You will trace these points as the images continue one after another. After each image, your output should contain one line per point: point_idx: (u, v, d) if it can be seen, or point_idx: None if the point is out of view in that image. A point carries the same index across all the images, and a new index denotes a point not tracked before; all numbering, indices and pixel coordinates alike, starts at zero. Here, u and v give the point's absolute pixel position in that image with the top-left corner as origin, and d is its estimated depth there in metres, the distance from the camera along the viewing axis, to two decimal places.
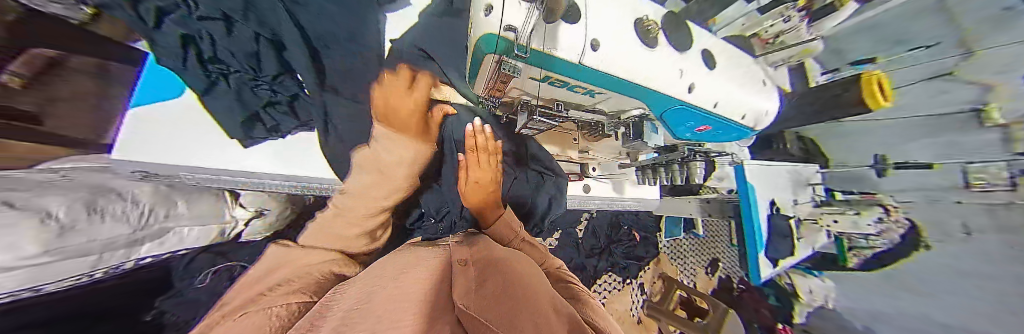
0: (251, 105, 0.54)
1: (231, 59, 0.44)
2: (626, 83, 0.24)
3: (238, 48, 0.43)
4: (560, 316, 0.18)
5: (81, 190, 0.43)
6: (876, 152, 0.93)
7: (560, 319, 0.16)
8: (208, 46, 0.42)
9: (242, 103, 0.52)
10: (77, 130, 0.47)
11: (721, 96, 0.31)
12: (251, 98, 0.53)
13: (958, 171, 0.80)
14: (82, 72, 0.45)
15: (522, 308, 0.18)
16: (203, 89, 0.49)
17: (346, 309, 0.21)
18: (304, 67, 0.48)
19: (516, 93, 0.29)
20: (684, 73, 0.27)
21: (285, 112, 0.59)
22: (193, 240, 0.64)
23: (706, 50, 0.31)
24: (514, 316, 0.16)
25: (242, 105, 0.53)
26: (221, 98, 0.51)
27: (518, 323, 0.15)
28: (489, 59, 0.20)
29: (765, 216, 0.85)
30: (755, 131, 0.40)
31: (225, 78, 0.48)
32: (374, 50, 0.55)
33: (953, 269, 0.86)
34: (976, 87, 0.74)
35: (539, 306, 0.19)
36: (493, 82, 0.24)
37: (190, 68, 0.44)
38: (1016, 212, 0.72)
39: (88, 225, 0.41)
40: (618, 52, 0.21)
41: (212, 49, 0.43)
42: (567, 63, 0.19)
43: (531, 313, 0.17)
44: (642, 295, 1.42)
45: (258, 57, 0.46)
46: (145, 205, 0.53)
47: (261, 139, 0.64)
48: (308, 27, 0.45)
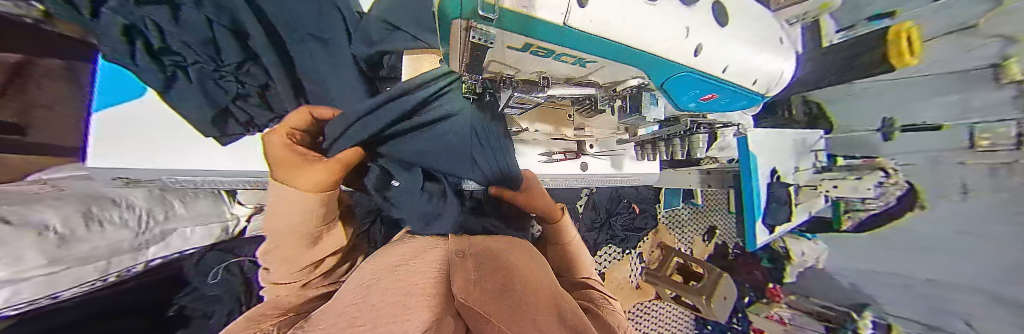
0: (218, 99, 0.52)
1: (185, 50, 0.43)
2: (621, 47, 0.20)
3: (189, 36, 0.41)
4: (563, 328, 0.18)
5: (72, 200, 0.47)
6: (885, 115, 0.91)
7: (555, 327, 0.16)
8: (156, 36, 0.40)
9: (209, 97, 0.51)
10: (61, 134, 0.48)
11: (732, 58, 0.28)
12: (217, 91, 0.51)
13: (965, 131, 0.78)
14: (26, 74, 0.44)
15: (524, 318, 0.18)
16: (163, 84, 0.48)
17: (348, 301, 0.21)
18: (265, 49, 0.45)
19: (496, 67, 0.25)
20: (691, 32, 0.24)
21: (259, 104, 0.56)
22: (200, 239, 0.68)
23: (718, 3, 0.27)
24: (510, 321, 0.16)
25: (210, 99, 0.51)
26: (188, 94, 0.50)
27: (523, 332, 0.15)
28: (458, 26, 0.16)
29: (766, 184, 0.85)
30: (767, 97, 0.37)
31: (182, 69, 0.47)
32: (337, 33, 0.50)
33: (942, 229, 0.88)
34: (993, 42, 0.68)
35: (538, 319, 0.18)
36: (465, 54, 0.20)
37: (144, 63, 0.43)
38: (1009, 171, 0.71)
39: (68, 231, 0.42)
40: (616, 10, 0.17)
41: (162, 38, 0.41)
42: (551, 24, 0.16)
43: (533, 325, 0.17)
44: (641, 263, 1.50)
45: (214, 44, 0.44)
46: (143, 209, 0.58)
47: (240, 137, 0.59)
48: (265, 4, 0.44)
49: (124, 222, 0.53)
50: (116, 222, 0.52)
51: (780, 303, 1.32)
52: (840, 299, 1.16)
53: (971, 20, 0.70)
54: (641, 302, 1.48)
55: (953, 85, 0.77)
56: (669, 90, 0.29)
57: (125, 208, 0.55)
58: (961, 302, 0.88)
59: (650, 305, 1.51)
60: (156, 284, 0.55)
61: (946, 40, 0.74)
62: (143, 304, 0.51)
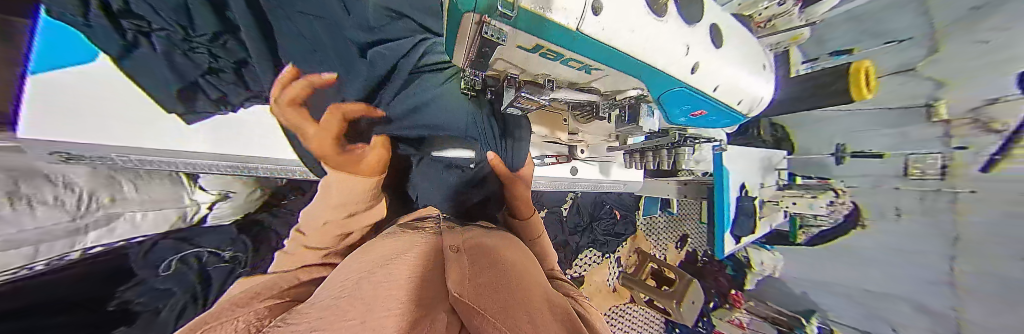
0: (189, 75, 0.47)
1: (152, 14, 0.36)
2: (628, 57, 0.21)
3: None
4: (556, 320, 0.19)
5: None
6: (839, 141, 1.04)
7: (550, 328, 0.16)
8: None
9: (177, 72, 0.46)
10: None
11: (722, 78, 0.30)
12: (186, 64, 0.45)
13: (901, 163, 0.90)
14: None
15: (519, 310, 0.18)
16: (122, 53, 0.42)
17: (336, 293, 0.20)
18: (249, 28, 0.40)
19: (501, 65, 0.25)
20: (689, 49, 0.25)
21: (234, 82, 0.51)
22: (155, 227, 0.61)
23: (714, 25, 0.29)
24: (506, 316, 0.16)
25: (177, 75, 0.46)
26: (149, 62, 0.44)
27: (518, 324, 0.15)
28: (470, 20, 0.15)
29: (735, 198, 0.92)
30: (749, 117, 0.40)
31: (145, 35, 0.40)
32: None
33: (878, 245, 0.99)
34: (931, 83, 0.82)
35: (536, 314, 0.19)
36: (474, 49, 0.20)
37: (96, 25, 0.36)
38: (942, 198, 0.83)
39: None
40: (624, 22, 0.18)
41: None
42: (564, 28, 0.16)
43: (528, 317, 0.18)
44: (618, 268, 1.55)
45: (188, 13, 0.37)
46: (84, 189, 0.52)
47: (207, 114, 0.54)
48: None
49: (62, 200, 0.49)
50: (55, 201, 0.48)
51: (740, 309, 1.35)
52: (793, 306, 1.27)
53: (912, 63, 0.84)
54: (616, 305, 1.53)
55: (899, 119, 0.90)
56: (665, 103, 0.30)
57: (64, 189, 0.49)
58: (892, 309, 1.01)
59: (624, 308, 1.56)
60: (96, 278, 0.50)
61: (892, 78, 0.89)
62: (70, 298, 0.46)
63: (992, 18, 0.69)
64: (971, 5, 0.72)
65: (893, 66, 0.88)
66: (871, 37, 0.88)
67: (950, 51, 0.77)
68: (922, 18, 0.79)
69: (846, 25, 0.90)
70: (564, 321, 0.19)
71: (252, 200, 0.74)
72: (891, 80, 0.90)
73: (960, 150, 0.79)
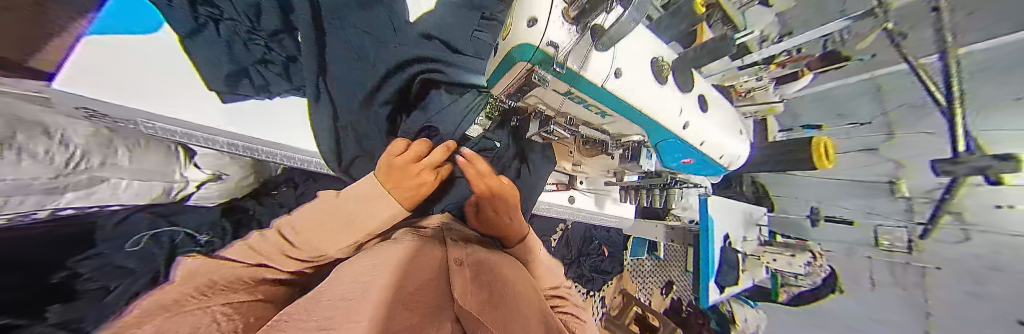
0: (241, 60, 0.55)
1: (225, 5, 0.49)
2: (636, 111, 0.26)
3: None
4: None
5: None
6: (813, 204, 1.14)
7: None
8: None
9: (231, 56, 0.54)
10: None
11: (707, 137, 0.36)
12: (242, 53, 0.55)
13: (872, 230, 0.99)
14: None
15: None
16: (186, 33, 0.50)
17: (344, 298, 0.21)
18: (307, 24, 0.47)
19: (533, 100, 0.29)
20: (683, 110, 0.31)
21: (277, 72, 0.60)
22: (131, 196, 0.52)
23: (702, 95, 0.36)
24: None
25: (231, 58, 0.54)
26: (207, 46, 0.52)
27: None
28: (522, 67, 0.20)
29: (720, 248, 0.96)
30: (729, 170, 0.45)
31: (214, 23, 0.50)
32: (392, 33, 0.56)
33: (857, 314, 1.02)
34: (890, 163, 0.94)
35: None
36: (515, 86, 0.24)
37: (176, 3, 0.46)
38: (908, 273, 0.90)
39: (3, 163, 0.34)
40: (634, 86, 0.23)
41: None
42: (593, 85, 0.21)
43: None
44: (602, 309, 1.50)
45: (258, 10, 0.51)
46: (77, 148, 0.43)
47: (242, 96, 0.58)
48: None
49: (53, 156, 0.40)
50: (49, 156, 0.39)
51: None
52: None
53: (874, 144, 0.96)
54: None
55: (863, 192, 1.01)
56: (662, 151, 0.35)
57: (57, 144, 0.41)
58: None
59: None
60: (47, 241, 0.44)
61: (856, 156, 1.01)
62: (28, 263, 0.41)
63: (917, 111, 0.85)
64: (903, 102, 0.86)
65: (855, 145, 1.01)
66: (839, 117, 1.01)
67: (904, 142, 0.89)
68: (881, 109, 0.91)
69: (817, 104, 1.02)
70: None
71: (241, 187, 0.69)
72: (859, 157, 1.01)
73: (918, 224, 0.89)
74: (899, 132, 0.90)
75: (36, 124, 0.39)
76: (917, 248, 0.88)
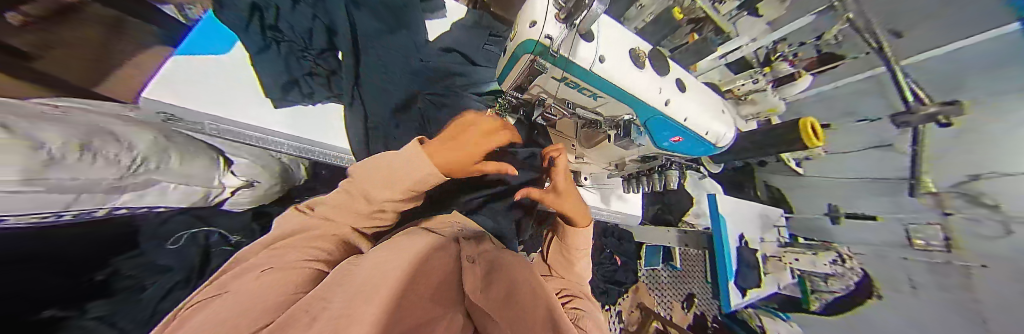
0: (295, 72, 0.62)
1: (288, 30, 0.59)
2: (620, 90, 0.31)
3: (296, 22, 0.59)
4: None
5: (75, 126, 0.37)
6: (833, 202, 1.19)
7: None
8: (272, 15, 0.57)
9: (287, 69, 0.61)
10: None
11: (690, 113, 0.39)
12: (296, 67, 0.62)
13: (899, 226, 1.03)
14: None
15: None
16: (255, 51, 0.58)
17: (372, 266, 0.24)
18: (346, 41, 0.57)
19: (535, 91, 0.34)
20: (663, 90, 0.35)
21: (323, 84, 0.67)
22: (176, 200, 0.55)
23: (681, 79, 0.40)
24: None
25: (287, 70, 0.61)
26: (269, 61, 0.59)
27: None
28: (526, 59, 0.26)
29: (735, 248, 0.94)
30: (719, 147, 0.47)
31: (277, 44, 0.59)
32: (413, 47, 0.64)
33: (898, 318, 1.05)
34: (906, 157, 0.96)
35: None
36: (521, 77, 0.30)
37: (251, 29, 0.55)
38: (954, 270, 0.91)
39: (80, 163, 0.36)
40: (616, 70, 0.29)
41: (277, 19, 0.57)
42: (581, 67, 0.27)
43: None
44: (619, 323, 1.43)
45: (311, 32, 0.62)
46: (139, 154, 0.45)
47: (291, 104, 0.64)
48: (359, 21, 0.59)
49: (120, 159, 0.42)
50: (115, 158, 0.41)
51: None
52: None
53: (888, 141, 0.97)
54: None
55: (885, 190, 1.04)
56: (652, 130, 0.38)
57: (123, 149, 0.42)
58: None
59: None
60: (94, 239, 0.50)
61: (868, 153, 1.04)
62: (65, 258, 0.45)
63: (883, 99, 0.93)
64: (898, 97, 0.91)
65: (867, 143, 1.03)
66: (848, 115, 1.04)
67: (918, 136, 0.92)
68: (886, 105, 0.92)
69: (821, 104, 1.07)
70: None
71: (267, 194, 0.72)
72: (877, 153, 1.01)
73: (950, 214, 0.91)
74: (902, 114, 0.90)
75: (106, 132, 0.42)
76: (953, 246, 0.90)
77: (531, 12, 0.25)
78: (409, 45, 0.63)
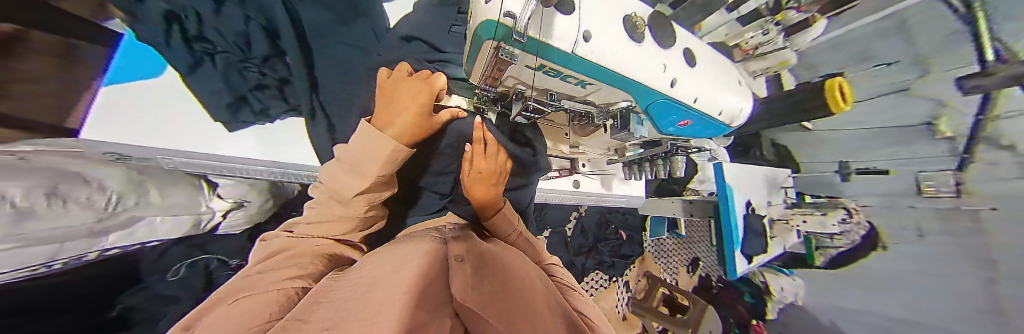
0: (240, 88, 0.54)
1: (217, 38, 0.46)
2: (614, 74, 0.25)
3: (226, 27, 0.45)
4: (558, 329, 0.22)
5: (41, 172, 0.33)
6: (842, 159, 1.15)
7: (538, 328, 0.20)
8: (193, 24, 0.44)
9: (229, 85, 0.53)
10: (36, 113, 0.43)
11: (700, 92, 0.34)
12: (239, 81, 0.54)
13: (912, 177, 1.01)
14: (32, 52, 0.41)
15: (521, 317, 0.21)
16: (188, 68, 0.50)
17: (348, 295, 0.22)
18: (292, 44, 0.49)
19: (511, 82, 0.29)
20: (667, 68, 0.29)
21: (276, 97, 0.59)
22: (169, 232, 0.52)
23: (688, 49, 0.34)
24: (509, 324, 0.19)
25: (229, 87, 0.53)
26: (207, 79, 0.52)
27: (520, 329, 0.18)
28: (489, 47, 0.21)
29: (742, 216, 0.92)
30: (732, 128, 0.43)
31: (209, 57, 0.50)
32: (373, 41, 0.57)
33: (903, 267, 1.05)
34: (927, 102, 0.92)
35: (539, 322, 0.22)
36: (489, 69, 0.24)
37: (175, 44, 0.45)
38: (964, 216, 0.92)
39: (52, 213, 0.32)
40: (607, 50, 0.23)
41: (199, 26, 0.44)
42: (563, 52, 0.21)
43: (527, 322, 0.20)
44: (627, 293, 1.47)
45: (247, 38, 0.48)
46: (113, 192, 0.42)
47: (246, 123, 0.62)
48: (303, 18, 0.51)
49: (94, 201, 0.38)
50: (90, 201, 0.38)
51: None
52: None
53: (906, 85, 0.94)
54: None
55: (900, 139, 1.01)
56: (653, 114, 0.33)
57: (97, 190, 0.39)
58: None
59: None
60: (103, 279, 0.48)
61: (881, 100, 1.00)
62: (80, 301, 0.44)
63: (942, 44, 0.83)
64: (944, 32, 0.82)
65: (883, 89, 0.99)
66: (861, 61, 0.98)
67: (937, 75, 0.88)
68: (908, 45, 0.88)
69: (832, 51, 1.00)
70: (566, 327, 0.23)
71: (261, 211, 0.71)
72: (894, 101, 0.98)
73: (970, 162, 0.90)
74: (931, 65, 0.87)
75: (76, 172, 0.38)
76: (966, 191, 0.91)
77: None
78: (368, 39, 0.56)
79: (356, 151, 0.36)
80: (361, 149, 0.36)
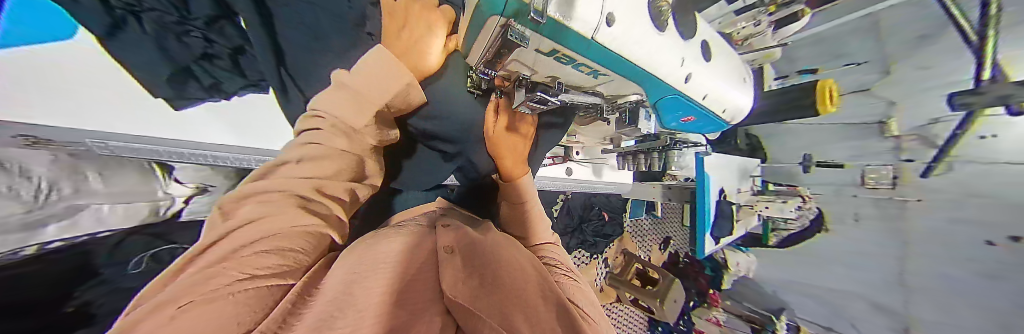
0: (180, 58, 0.44)
1: None
2: (630, 65, 0.24)
3: None
4: (547, 321, 0.24)
5: None
6: (806, 152, 1.24)
7: (527, 327, 0.22)
8: None
9: (167, 53, 0.42)
10: None
11: (710, 88, 0.34)
12: (180, 49, 0.43)
13: (860, 171, 1.12)
14: None
15: (512, 319, 0.22)
16: (102, 32, 0.37)
17: (328, 296, 0.22)
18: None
19: (515, 66, 0.26)
20: (685, 61, 0.28)
21: (228, 69, 0.50)
22: (122, 221, 0.49)
23: (705, 41, 0.33)
24: (500, 320, 0.21)
25: (168, 56, 0.43)
26: (132, 43, 0.40)
27: (515, 328, 0.21)
28: (495, 23, 0.18)
29: (715, 201, 0.99)
30: (731, 125, 0.44)
31: (133, 15, 0.36)
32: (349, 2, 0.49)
33: (838, 245, 1.22)
34: (883, 102, 1.04)
35: (527, 314, 0.24)
36: (493, 50, 0.22)
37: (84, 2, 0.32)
38: (893, 205, 1.06)
39: None
40: (628, 36, 0.21)
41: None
42: (580, 36, 0.19)
43: (518, 322, 0.22)
44: (605, 268, 1.60)
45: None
46: (42, 179, 0.39)
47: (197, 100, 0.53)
48: None
49: (18, 190, 0.35)
50: (11, 191, 0.35)
51: (718, 307, 1.47)
52: (763, 304, 1.47)
53: (869, 84, 1.06)
54: (604, 304, 1.57)
55: (856, 134, 1.12)
56: (661, 109, 0.33)
57: (23, 178, 0.36)
58: (853, 307, 1.22)
59: (610, 307, 1.61)
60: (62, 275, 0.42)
61: (850, 97, 1.11)
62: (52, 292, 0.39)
63: (936, 48, 0.91)
64: (917, 35, 0.93)
65: (853, 85, 1.10)
66: (835, 58, 1.08)
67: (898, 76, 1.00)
68: (877, 44, 0.99)
69: (812, 48, 1.11)
70: (556, 322, 0.25)
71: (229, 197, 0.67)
72: (853, 99, 1.11)
73: (908, 162, 1.02)
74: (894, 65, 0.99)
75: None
76: (902, 182, 1.04)
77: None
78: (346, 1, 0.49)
79: (363, 72, 0.28)
80: (376, 71, 0.28)
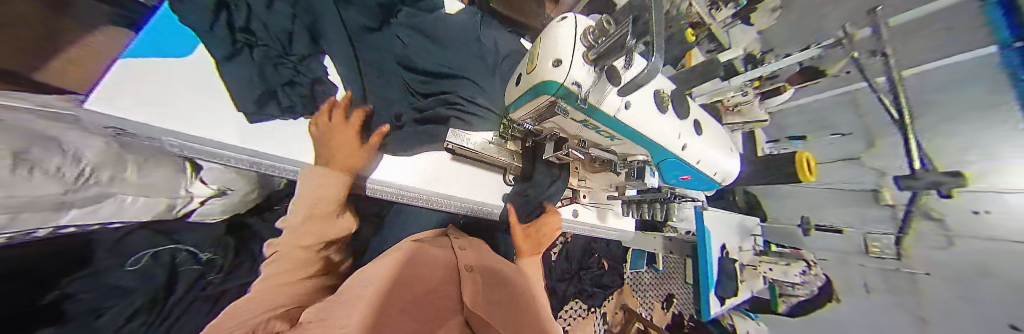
0: (272, 81, 0.50)
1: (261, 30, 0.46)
2: (633, 130, 0.35)
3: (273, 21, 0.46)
4: None
5: (18, 135, 0.30)
6: (805, 214, 1.29)
7: None
8: (243, 14, 0.43)
9: (262, 76, 0.49)
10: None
11: (702, 156, 0.41)
12: (273, 75, 0.50)
13: (860, 238, 1.12)
14: None
15: None
16: (225, 55, 0.45)
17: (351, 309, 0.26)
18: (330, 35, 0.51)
19: (552, 124, 0.42)
20: (681, 136, 0.38)
21: (305, 95, 0.55)
22: (134, 215, 0.48)
23: (698, 120, 0.42)
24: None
25: (262, 78, 0.49)
26: (240, 65, 0.47)
27: None
28: (548, 99, 0.33)
29: (717, 258, 0.98)
30: (722, 186, 0.49)
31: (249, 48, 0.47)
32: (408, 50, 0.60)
33: (852, 319, 1.13)
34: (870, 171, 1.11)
35: None
36: (542, 113, 0.38)
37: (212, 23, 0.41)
38: (903, 277, 1.01)
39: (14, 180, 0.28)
40: (636, 117, 0.34)
41: (247, 18, 0.44)
42: (607, 113, 0.33)
43: None
44: (603, 324, 1.45)
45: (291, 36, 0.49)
46: (87, 163, 0.39)
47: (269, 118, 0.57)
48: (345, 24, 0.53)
49: (63, 171, 0.35)
50: (57, 171, 0.34)
51: None
52: None
53: (856, 153, 1.13)
54: None
55: (853, 200, 1.16)
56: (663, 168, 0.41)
57: (68, 160, 0.36)
58: None
59: None
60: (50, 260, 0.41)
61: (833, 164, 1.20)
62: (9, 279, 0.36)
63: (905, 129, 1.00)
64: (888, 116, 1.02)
65: (835, 155, 1.19)
66: (821, 129, 1.20)
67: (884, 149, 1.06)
68: (857, 119, 1.09)
69: (798, 118, 1.23)
70: None
71: (243, 201, 0.66)
72: (844, 166, 1.17)
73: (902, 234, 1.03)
74: (878, 139, 1.07)
75: (51, 137, 0.35)
76: (905, 253, 1.02)
77: (554, 53, 0.31)
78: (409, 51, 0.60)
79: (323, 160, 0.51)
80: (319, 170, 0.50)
